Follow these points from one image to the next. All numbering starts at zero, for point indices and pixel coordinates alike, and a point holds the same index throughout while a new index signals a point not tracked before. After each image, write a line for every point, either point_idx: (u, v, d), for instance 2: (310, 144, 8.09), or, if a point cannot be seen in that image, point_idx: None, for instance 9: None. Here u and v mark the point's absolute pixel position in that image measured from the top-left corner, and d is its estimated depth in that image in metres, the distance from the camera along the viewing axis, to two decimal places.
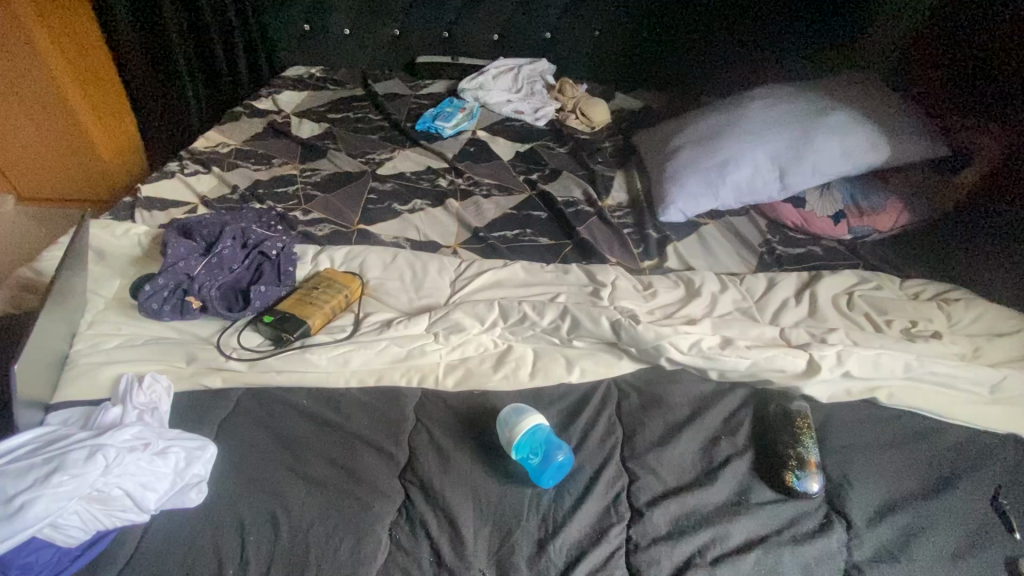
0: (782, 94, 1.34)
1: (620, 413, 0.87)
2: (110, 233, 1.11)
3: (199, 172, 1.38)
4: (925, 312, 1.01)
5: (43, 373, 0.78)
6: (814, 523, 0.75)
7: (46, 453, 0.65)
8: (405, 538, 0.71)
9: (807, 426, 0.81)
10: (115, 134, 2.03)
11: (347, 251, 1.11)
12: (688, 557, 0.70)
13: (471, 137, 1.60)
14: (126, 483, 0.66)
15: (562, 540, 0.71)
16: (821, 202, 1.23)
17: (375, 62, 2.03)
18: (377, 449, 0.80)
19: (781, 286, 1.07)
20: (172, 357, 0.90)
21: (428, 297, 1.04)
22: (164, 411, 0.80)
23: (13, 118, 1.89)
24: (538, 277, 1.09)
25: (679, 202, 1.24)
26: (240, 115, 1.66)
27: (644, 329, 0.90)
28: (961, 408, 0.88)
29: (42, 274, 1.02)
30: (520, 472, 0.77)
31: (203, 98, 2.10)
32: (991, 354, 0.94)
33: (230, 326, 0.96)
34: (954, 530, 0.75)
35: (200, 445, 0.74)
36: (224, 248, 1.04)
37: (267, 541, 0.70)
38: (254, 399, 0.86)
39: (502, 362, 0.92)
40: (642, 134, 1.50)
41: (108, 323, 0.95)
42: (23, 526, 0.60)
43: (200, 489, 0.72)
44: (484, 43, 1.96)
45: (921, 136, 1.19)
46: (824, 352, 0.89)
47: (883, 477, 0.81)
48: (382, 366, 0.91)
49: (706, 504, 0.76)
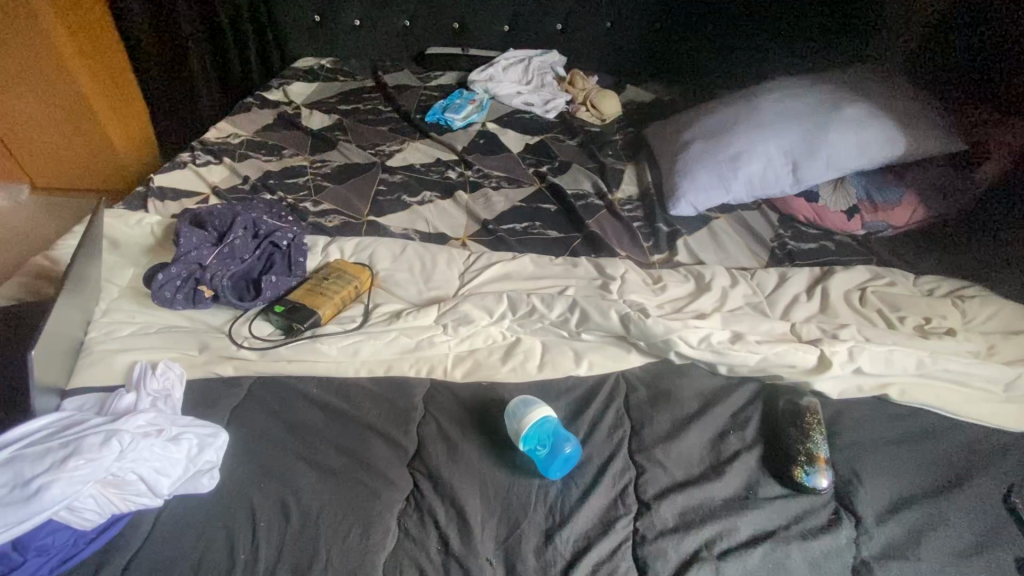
0: (798, 86, 1.32)
1: (629, 406, 0.87)
2: (124, 222, 1.12)
3: (211, 162, 1.38)
4: (939, 309, 1.00)
5: (60, 359, 0.80)
6: (823, 517, 0.75)
7: (63, 437, 0.66)
8: (414, 526, 0.72)
9: (816, 421, 0.81)
10: (129, 124, 2.04)
11: (356, 243, 1.12)
12: (694, 550, 0.70)
13: (481, 129, 1.59)
14: (140, 468, 0.67)
15: (570, 532, 0.71)
16: (835, 195, 1.22)
17: (386, 53, 2.03)
18: (385, 437, 0.81)
19: (792, 282, 1.06)
20: (184, 346, 0.91)
21: (438, 289, 1.04)
22: (177, 398, 0.81)
23: (28, 109, 1.92)
24: (548, 269, 1.09)
25: (690, 195, 1.24)
26: (251, 105, 1.67)
27: (653, 322, 0.89)
28: (972, 405, 0.88)
29: (57, 262, 1.03)
30: (528, 464, 0.78)
31: (216, 89, 2.11)
32: (1005, 352, 0.93)
33: (242, 316, 0.97)
34: (966, 529, 0.75)
35: (212, 432, 0.75)
36: (236, 238, 1.05)
37: (278, 527, 0.70)
38: (265, 387, 0.86)
39: (511, 354, 0.92)
40: (653, 128, 1.49)
41: (123, 311, 0.96)
42: (41, 508, 0.60)
43: (213, 475, 0.73)
44: (495, 34, 1.96)
45: (939, 132, 1.18)
46: (836, 347, 0.88)
47: (892, 474, 0.80)
48: (391, 357, 0.91)
49: (714, 497, 0.76)
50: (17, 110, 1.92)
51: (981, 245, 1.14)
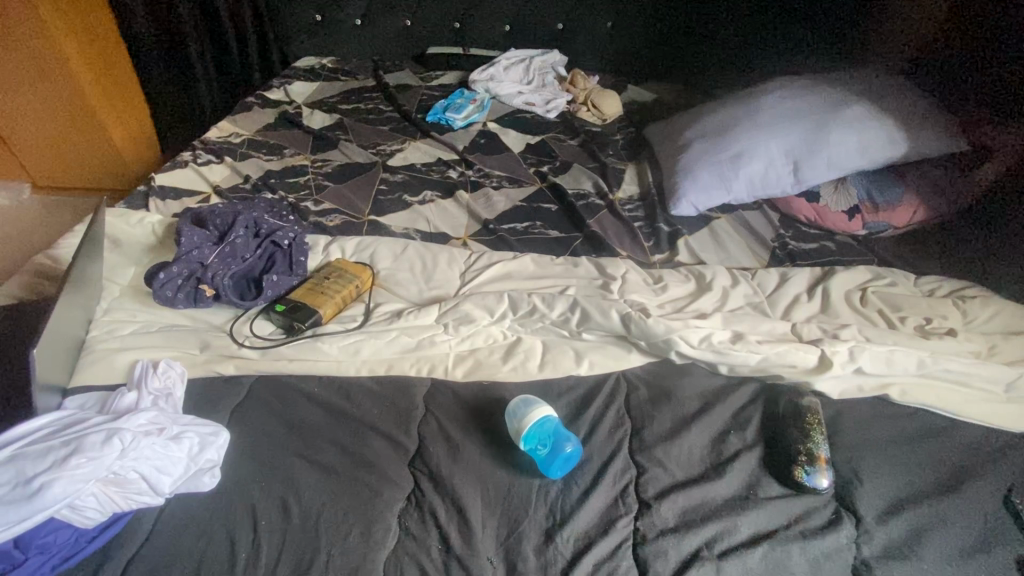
0: (799, 86, 1.32)
1: (629, 406, 0.87)
2: (126, 221, 1.12)
3: (212, 162, 1.38)
4: (940, 309, 1.00)
5: (61, 358, 0.80)
6: (823, 517, 0.75)
7: (64, 435, 0.66)
8: (414, 525, 0.72)
9: (817, 421, 0.81)
10: (130, 123, 2.04)
11: (357, 242, 1.12)
12: (695, 550, 0.71)
13: (481, 128, 1.59)
14: (142, 466, 0.67)
15: (570, 531, 0.72)
16: (836, 195, 1.22)
17: (386, 53, 2.04)
18: (386, 436, 0.81)
19: (793, 282, 1.06)
20: (185, 344, 0.91)
21: (439, 288, 1.04)
22: (178, 397, 0.81)
23: (29, 108, 1.92)
24: (549, 269, 1.09)
25: (691, 195, 1.24)
26: (252, 105, 1.67)
27: (654, 322, 0.89)
28: (973, 405, 0.88)
29: (58, 261, 1.03)
30: (528, 463, 0.78)
31: (216, 87, 2.13)
32: (1006, 352, 0.93)
33: (242, 315, 0.97)
34: (967, 529, 0.75)
35: (213, 431, 0.75)
36: (237, 237, 1.05)
37: (279, 526, 0.70)
38: (266, 386, 0.87)
39: (512, 353, 0.92)
40: (654, 128, 1.49)
41: (125, 310, 0.96)
42: (43, 506, 0.61)
43: (214, 473, 0.73)
44: (495, 34, 1.96)
45: (941, 132, 1.18)
46: (836, 347, 0.88)
47: (892, 474, 0.80)
48: (391, 356, 0.91)
49: (714, 497, 0.76)
50: (19, 109, 1.92)
51: (981, 246, 1.14)
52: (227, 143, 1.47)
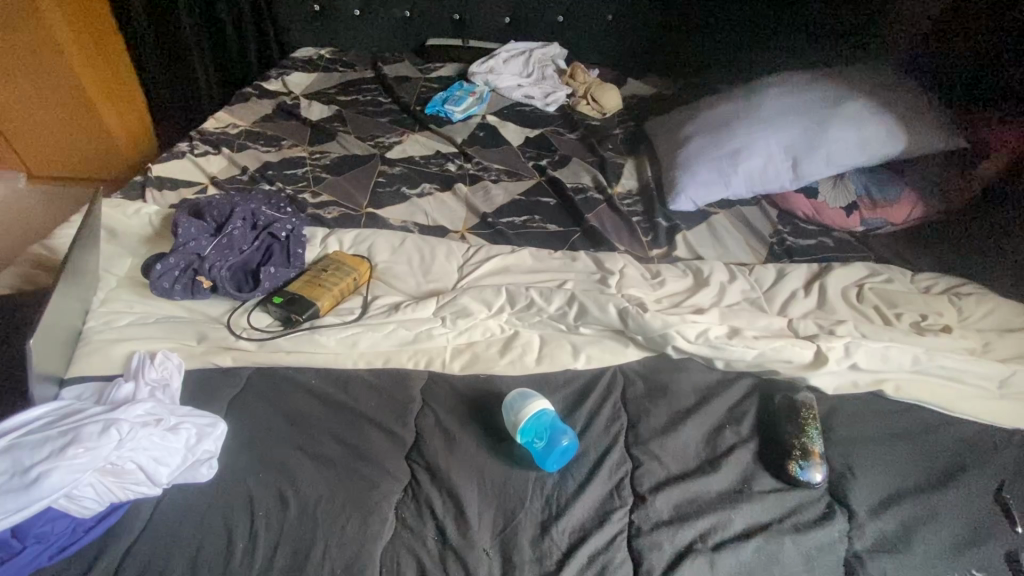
0: (797, 81, 1.32)
1: (625, 400, 0.87)
2: (122, 212, 1.12)
3: (209, 153, 1.38)
4: (936, 307, 1.00)
5: (58, 348, 0.80)
6: (816, 511, 0.75)
7: (62, 426, 0.66)
8: (411, 515, 0.72)
9: (811, 416, 0.81)
10: (126, 112, 2.03)
11: (355, 235, 1.12)
12: (689, 543, 0.71)
13: (481, 121, 1.59)
14: (139, 457, 0.67)
15: (565, 523, 0.72)
16: (834, 192, 1.22)
17: (386, 44, 2.02)
18: (384, 429, 0.81)
19: (790, 277, 1.06)
20: (182, 335, 0.91)
21: (437, 281, 1.04)
22: (175, 388, 0.81)
23: (24, 97, 1.90)
24: (547, 263, 1.09)
25: (690, 190, 1.24)
26: (249, 96, 1.66)
27: (652, 317, 0.89)
28: (967, 401, 0.88)
29: (55, 251, 1.03)
30: (524, 456, 0.78)
31: (214, 82, 2.12)
32: (1000, 349, 0.93)
33: (240, 307, 0.97)
34: (958, 524, 0.75)
35: (210, 422, 0.75)
36: (234, 228, 1.05)
37: (276, 517, 0.71)
38: (264, 378, 0.87)
39: (509, 347, 0.92)
40: (654, 122, 1.49)
41: (122, 300, 0.96)
42: (41, 496, 0.61)
43: (212, 464, 0.73)
44: (495, 26, 1.95)
45: (940, 128, 1.18)
46: (832, 343, 0.88)
47: (885, 469, 0.81)
48: (389, 349, 0.92)
49: (709, 491, 0.77)
50: (14, 98, 1.90)
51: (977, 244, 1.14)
52: (225, 134, 1.46)
